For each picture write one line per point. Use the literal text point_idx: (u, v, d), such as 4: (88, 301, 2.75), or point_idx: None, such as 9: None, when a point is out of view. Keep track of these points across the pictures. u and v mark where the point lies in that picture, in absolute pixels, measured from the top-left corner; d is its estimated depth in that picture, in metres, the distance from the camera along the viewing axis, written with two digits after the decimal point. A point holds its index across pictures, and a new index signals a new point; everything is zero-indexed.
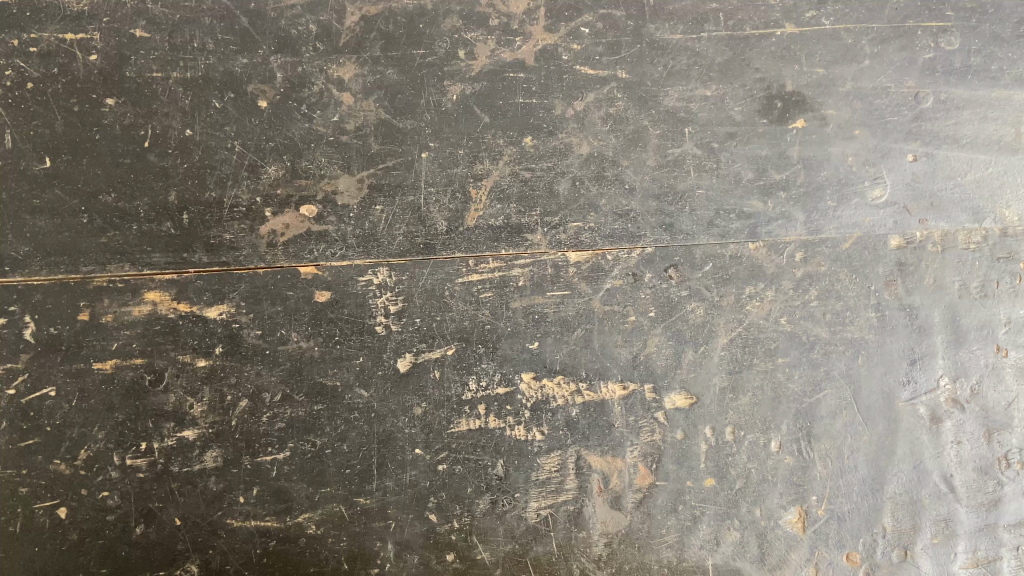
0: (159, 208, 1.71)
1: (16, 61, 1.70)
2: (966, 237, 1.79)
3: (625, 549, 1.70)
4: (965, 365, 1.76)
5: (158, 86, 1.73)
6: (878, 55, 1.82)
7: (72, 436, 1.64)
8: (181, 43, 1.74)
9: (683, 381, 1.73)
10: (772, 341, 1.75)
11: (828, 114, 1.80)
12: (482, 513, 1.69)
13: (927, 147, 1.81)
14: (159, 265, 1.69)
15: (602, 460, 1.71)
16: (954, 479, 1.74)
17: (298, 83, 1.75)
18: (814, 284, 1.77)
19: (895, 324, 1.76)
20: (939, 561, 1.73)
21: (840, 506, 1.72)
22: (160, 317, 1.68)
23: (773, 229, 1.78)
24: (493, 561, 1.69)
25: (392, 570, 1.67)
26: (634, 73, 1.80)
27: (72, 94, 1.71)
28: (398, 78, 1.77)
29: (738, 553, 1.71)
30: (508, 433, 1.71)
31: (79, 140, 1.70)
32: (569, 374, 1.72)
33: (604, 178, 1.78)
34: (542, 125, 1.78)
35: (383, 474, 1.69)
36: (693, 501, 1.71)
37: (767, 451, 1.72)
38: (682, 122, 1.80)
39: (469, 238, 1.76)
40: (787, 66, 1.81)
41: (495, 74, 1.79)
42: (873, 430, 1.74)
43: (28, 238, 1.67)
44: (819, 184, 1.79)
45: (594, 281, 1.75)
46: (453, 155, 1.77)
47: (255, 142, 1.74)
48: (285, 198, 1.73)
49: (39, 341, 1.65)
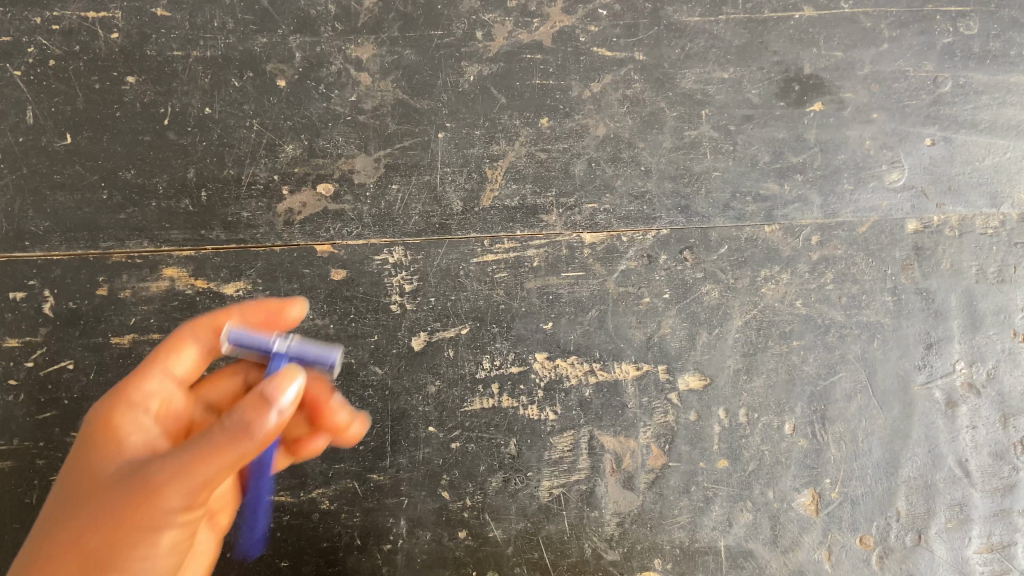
0: (178, 185, 1.73)
1: (38, 39, 1.76)
2: (984, 222, 1.79)
3: (637, 529, 1.67)
4: (982, 349, 1.75)
5: (178, 65, 1.77)
6: (898, 39, 1.85)
7: (90, 409, 1.64)
8: (201, 22, 1.79)
9: (697, 363, 1.72)
10: (787, 323, 1.75)
11: (846, 97, 1.82)
12: (494, 492, 1.67)
13: (946, 131, 1.82)
14: (178, 242, 1.71)
15: (615, 440, 1.69)
16: (969, 464, 1.72)
17: (316, 62, 1.78)
18: (830, 268, 1.77)
19: (912, 308, 1.76)
20: (953, 546, 1.69)
21: (854, 490, 1.70)
22: (177, 293, 1.68)
23: (790, 212, 1.79)
24: (504, 539, 1.66)
25: (404, 546, 1.65)
26: (651, 56, 1.83)
27: (93, 72, 1.75)
28: (415, 58, 1.80)
29: (751, 535, 1.68)
30: (522, 412, 1.70)
31: (100, 118, 1.74)
32: (582, 354, 1.71)
33: (620, 159, 1.79)
34: (559, 106, 1.80)
35: (397, 451, 1.67)
36: (705, 482, 1.69)
37: (781, 433, 1.71)
38: (699, 104, 1.82)
39: (484, 218, 1.76)
40: (805, 49, 1.83)
41: (512, 55, 1.81)
42: (887, 413, 1.73)
43: (49, 214, 1.70)
44: (836, 167, 1.81)
45: (609, 263, 1.76)
46: (470, 135, 1.78)
47: (273, 122, 1.76)
48: (302, 176, 1.75)
49: (59, 315, 1.66)
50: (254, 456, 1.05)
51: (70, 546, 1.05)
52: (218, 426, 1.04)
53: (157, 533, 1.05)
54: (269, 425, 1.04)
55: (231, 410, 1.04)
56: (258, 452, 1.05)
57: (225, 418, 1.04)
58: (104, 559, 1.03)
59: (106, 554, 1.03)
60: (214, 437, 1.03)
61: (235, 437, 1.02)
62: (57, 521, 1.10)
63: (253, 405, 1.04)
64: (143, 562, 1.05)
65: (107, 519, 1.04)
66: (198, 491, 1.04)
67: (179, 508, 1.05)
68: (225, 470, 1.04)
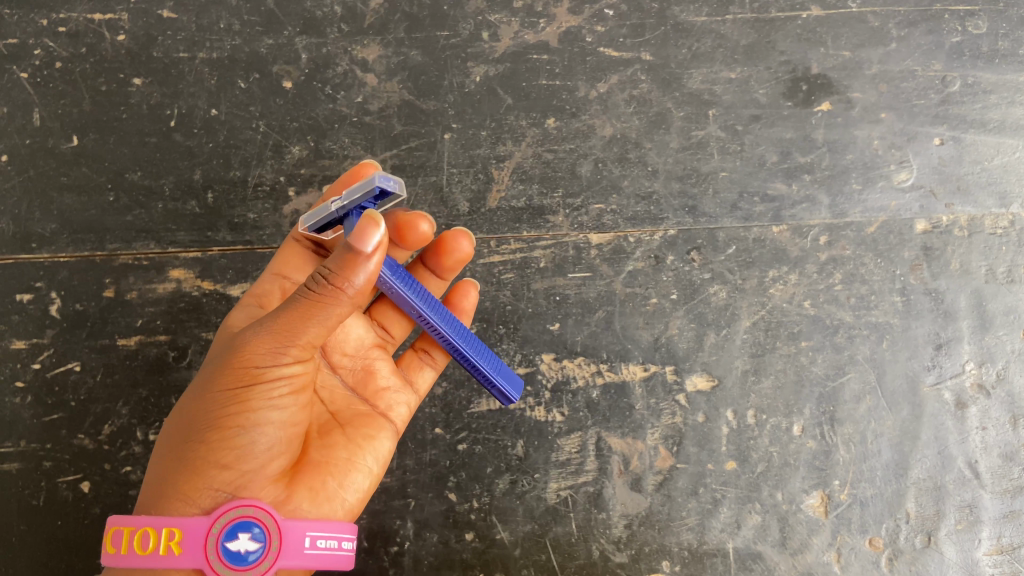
0: (184, 186, 1.73)
1: (45, 41, 1.79)
2: (994, 221, 1.78)
3: (645, 532, 1.64)
4: (992, 350, 1.73)
5: (184, 66, 1.79)
6: (905, 38, 1.87)
7: (97, 411, 1.62)
8: (207, 24, 1.81)
9: (705, 364, 1.71)
10: (795, 324, 1.74)
11: (854, 96, 1.84)
12: (502, 493, 1.65)
13: (954, 130, 1.83)
14: (184, 243, 1.70)
15: (622, 442, 1.68)
16: (978, 465, 1.69)
17: (323, 64, 1.80)
18: (839, 269, 1.76)
19: (921, 308, 1.75)
20: (963, 548, 1.65)
21: (863, 491, 1.68)
22: (184, 295, 1.67)
23: (798, 212, 1.78)
24: (512, 540, 1.63)
25: (412, 548, 1.62)
26: (658, 56, 1.85)
27: (100, 74, 1.78)
28: (421, 59, 1.81)
29: (760, 537, 1.65)
30: (529, 414, 1.69)
31: (107, 119, 1.76)
32: (590, 355, 1.70)
33: (627, 160, 1.79)
34: (565, 107, 1.81)
35: (404, 453, 1.66)
36: (713, 484, 1.67)
37: (790, 435, 1.70)
38: (706, 104, 1.83)
39: (491, 219, 1.75)
40: (812, 48, 1.86)
41: (518, 56, 1.83)
42: (897, 414, 1.71)
43: (55, 216, 1.70)
44: (844, 167, 1.81)
45: (616, 263, 1.75)
46: (476, 136, 1.78)
47: (280, 123, 1.77)
48: (308, 177, 1.74)
49: (66, 317, 1.66)
50: (348, 306, 1.07)
51: (186, 429, 1.13)
52: (308, 283, 1.07)
53: (261, 403, 1.11)
54: (357, 277, 1.05)
55: (318, 268, 1.07)
56: (353, 298, 1.07)
57: (316, 272, 1.07)
58: (212, 432, 1.11)
59: (215, 427, 1.10)
60: (304, 293, 1.06)
61: (326, 292, 1.05)
62: (176, 414, 1.18)
63: (345, 261, 1.04)
64: (252, 431, 1.11)
65: (217, 392, 1.12)
66: (296, 349, 1.10)
67: (282, 372, 1.11)
68: (316, 326, 1.08)
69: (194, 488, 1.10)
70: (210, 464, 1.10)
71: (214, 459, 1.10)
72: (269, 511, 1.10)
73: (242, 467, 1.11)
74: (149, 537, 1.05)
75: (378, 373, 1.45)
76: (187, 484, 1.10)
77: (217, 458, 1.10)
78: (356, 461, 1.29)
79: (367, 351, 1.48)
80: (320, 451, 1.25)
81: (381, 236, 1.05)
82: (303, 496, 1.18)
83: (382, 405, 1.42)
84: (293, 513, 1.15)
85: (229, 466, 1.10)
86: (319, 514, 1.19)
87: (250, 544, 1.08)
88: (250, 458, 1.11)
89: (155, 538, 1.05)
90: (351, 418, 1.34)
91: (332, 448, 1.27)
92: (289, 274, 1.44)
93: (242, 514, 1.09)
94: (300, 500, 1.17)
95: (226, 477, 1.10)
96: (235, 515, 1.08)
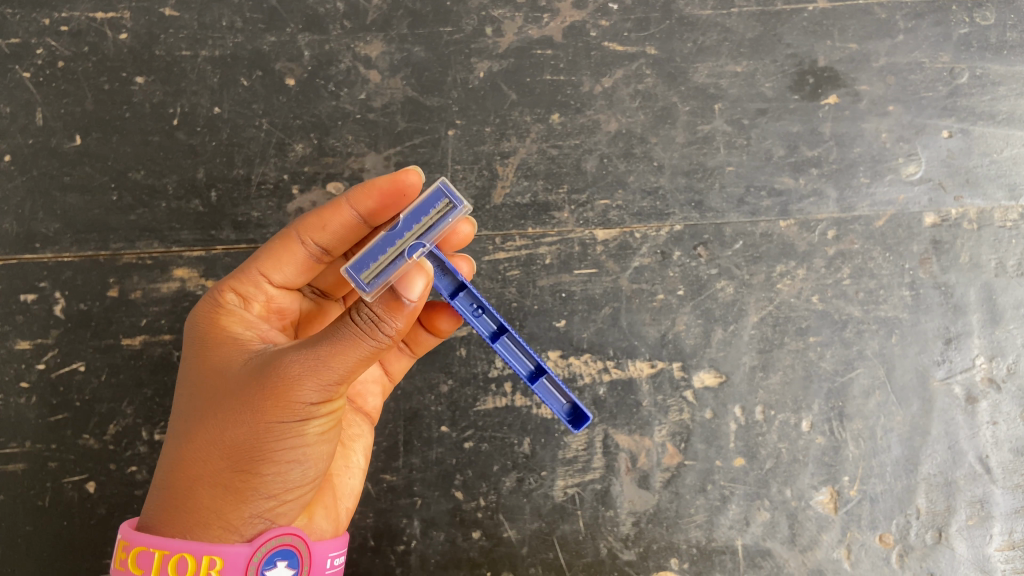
0: (187, 185, 1.72)
1: (47, 40, 1.78)
2: (1003, 214, 1.77)
3: (653, 529, 1.63)
4: (1002, 344, 1.72)
5: (186, 64, 1.78)
6: (913, 30, 1.85)
7: (101, 411, 1.62)
8: (209, 22, 1.80)
9: (713, 360, 1.70)
10: (803, 319, 1.73)
11: (861, 89, 1.83)
12: (509, 491, 1.64)
13: (963, 123, 1.81)
14: (187, 242, 1.69)
15: (629, 439, 1.66)
16: (989, 461, 1.68)
17: (326, 61, 1.79)
18: (847, 263, 1.75)
19: (930, 302, 1.74)
20: (974, 544, 1.64)
21: (873, 487, 1.67)
22: (188, 294, 1.66)
23: (806, 206, 1.77)
24: (519, 539, 1.62)
25: (418, 547, 1.62)
26: (663, 50, 1.83)
27: (102, 73, 1.77)
28: (425, 55, 1.80)
29: (769, 534, 1.64)
30: (535, 411, 1.67)
31: (110, 118, 1.75)
32: (596, 352, 1.69)
33: (632, 155, 1.78)
34: (570, 102, 1.80)
35: (410, 452, 1.65)
36: (722, 480, 1.66)
37: (798, 431, 1.68)
38: (712, 98, 1.82)
39: (496, 216, 1.74)
40: (819, 41, 1.84)
41: (522, 51, 1.81)
42: (907, 410, 1.69)
43: (59, 216, 1.70)
44: (851, 160, 1.80)
45: (622, 259, 1.73)
46: (480, 132, 1.77)
47: (283, 121, 1.76)
48: (312, 175, 1.73)
49: (70, 317, 1.65)
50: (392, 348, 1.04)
51: (216, 453, 1.10)
52: (354, 321, 1.02)
53: (306, 438, 1.10)
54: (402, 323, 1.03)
55: (362, 305, 1.02)
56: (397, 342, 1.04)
57: (361, 306, 1.03)
58: (258, 461, 1.08)
59: (255, 457, 1.08)
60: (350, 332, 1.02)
61: (376, 336, 1.01)
62: (192, 430, 1.13)
63: (395, 308, 1.01)
64: (302, 465, 1.11)
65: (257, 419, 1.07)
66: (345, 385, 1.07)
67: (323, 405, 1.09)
68: (360, 365, 1.05)
69: (237, 517, 1.09)
70: (256, 495, 1.09)
71: (261, 489, 1.09)
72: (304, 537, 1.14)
73: (284, 496, 1.12)
74: (189, 565, 1.06)
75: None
76: (229, 512, 1.09)
77: (264, 489, 1.09)
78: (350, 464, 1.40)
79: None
80: None
81: (426, 284, 1.03)
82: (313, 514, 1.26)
83: (356, 398, 1.46)
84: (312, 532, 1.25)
85: (274, 495, 1.11)
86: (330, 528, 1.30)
87: (285, 571, 1.13)
88: (292, 486, 1.12)
89: (194, 568, 1.06)
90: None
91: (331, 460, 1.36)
92: (274, 273, 1.32)
93: (281, 543, 1.12)
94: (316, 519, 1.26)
95: (270, 506, 1.11)
96: (276, 544, 1.11)
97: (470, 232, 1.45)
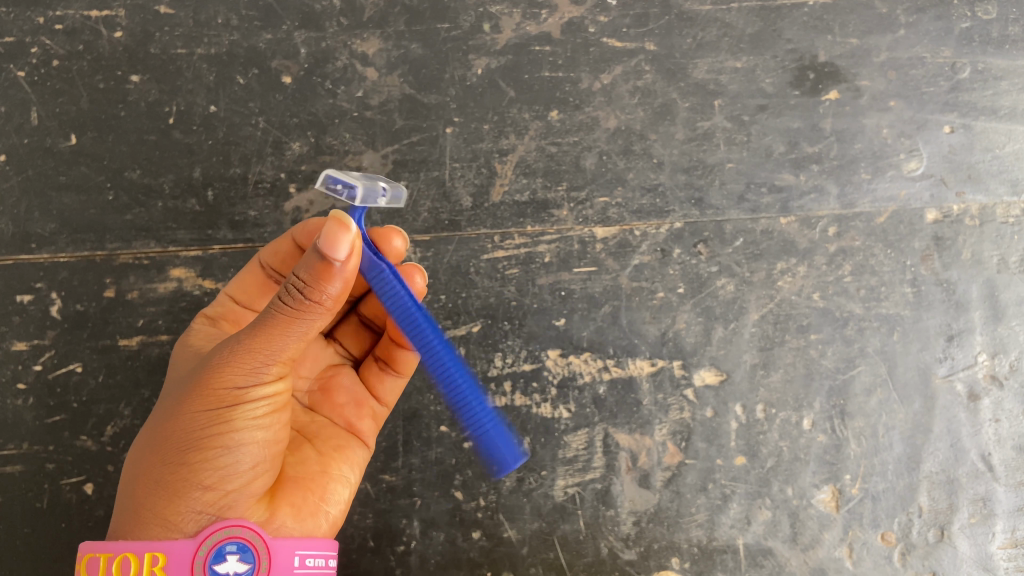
0: (184, 184, 1.71)
1: (42, 39, 1.77)
2: (1005, 210, 1.76)
3: (654, 528, 1.63)
4: (1005, 341, 1.71)
5: (182, 62, 1.77)
6: (913, 24, 1.84)
7: (99, 412, 1.61)
8: (205, 20, 1.79)
9: (714, 358, 1.69)
10: (804, 317, 1.72)
11: (862, 84, 1.81)
12: (509, 491, 1.63)
13: (964, 118, 1.80)
14: (184, 241, 1.68)
15: (629, 438, 1.66)
16: (992, 458, 1.67)
17: (322, 58, 1.78)
18: (848, 260, 1.74)
19: (932, 299, 1.72)
20: (977, 542, 1.63)
21: (875, 485, 1.66)
22: (185, 294, 1.65)
23: (807, 203, 1.76)
24: (519, 539, 1.61)
25: (418, 548, 1.60)
26: (663, 46, 1.82)
27: (97, 71, 1.76)
28: (422, 52, 1.79)
29: (770, 533, 1.63)
30: (535, 410, 1.66)
31: (105, 117, 1.74)
32: (596, 351, 1.68)
33: (632, 152, 1.77)
34: (569, 99, 1.79)
35: (409, 451, 1.64)
36: (723, 479, 1.65)
37: (800, 429, 1.68)
38: (711, 94, 1.80)
39: (494, 214, 1.73)
40: (819, 36, 1.83)
41: (520, 47, 1.80)
42: (908, 407, 1.68)
43: (55, 216, 1.68)
44: (853, 156, 1.78)
45: (622, 257, 1.72)
46: (478, 130, 1.76)
47: (280, 119, 1.75)
48: (309, 174, 1.72)
49: (67, 317, 1.64)
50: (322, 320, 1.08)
51: (160, 452, 1.13)
52: (278, 299, 1.07)
53: (240, 424, 1.10)
54: (332, 286, 1.06)
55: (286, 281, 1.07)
56: (324, 311, 1.08)
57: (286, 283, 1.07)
58: (194, 452, 1.10)
59: (192, 449, 1.10)
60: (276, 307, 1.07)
61: (300, 306, 1.06)
62: (144, 439, 1.18)
63: (320, 271, 1.04)
64: (235, 451, 1.10)
65: (191, 411, 1.11)
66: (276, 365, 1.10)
67: (259, 389, 1.11)
68: (286, 342, 1.08)
69: (176, 514, 1.10)
70: (192, 486, 1.10)
71: (198, 481, 1.10)
72: (258, 532, 1.13)
73: (226, 488, 1.11)
74: (133, 563, 1.09)
75: (335, 389, 1.45)
76: (169, 510, 1.11)
77: (200, 481, 1.10)
78: (330, 471, 1.33)
79: (327, 369, 1.48)
80: (296, 467, 1.28)
81: (352, 243, 1.05)
82: (285, 514, 1.20)
83: (343, 420, 1.43)
84: (278, 531, 1.17)
85: (212, 486, 1.11)
86: (301, 532, 1.21)
87: (239, 566, 1.11)
88: (234, 476, 1.12)
89: (137, 565, 1.08)
90: (316, 432, 1.37)
91: (304, 465, 1.29)
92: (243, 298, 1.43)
93: (230, 536, 1.11)
94: (283, 518, 1.19)
95: (209, 499, 1.11)
96: (223, 536, 1.11)
97: (404, 245, 1.48)
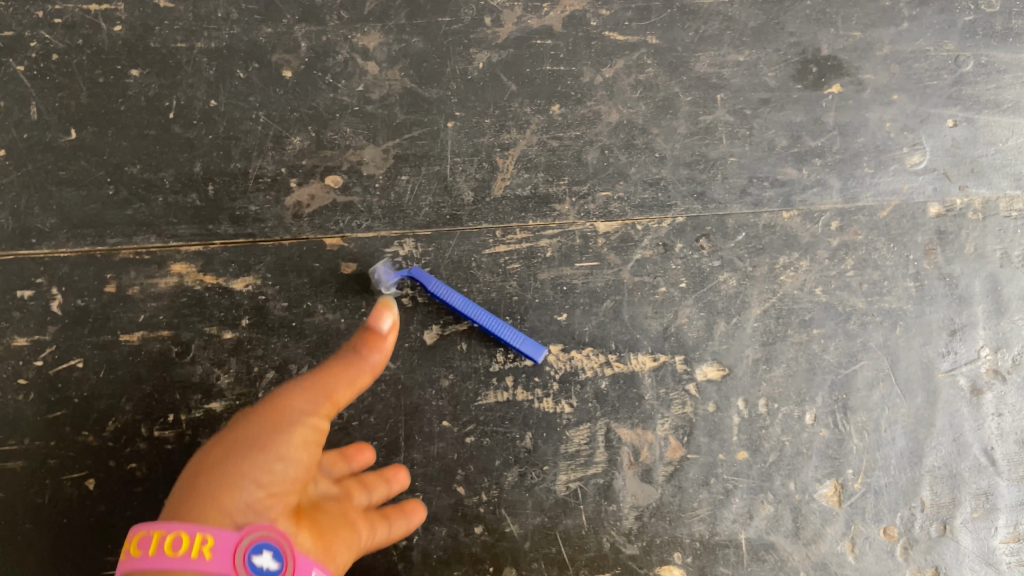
0: (184, 178, 1.71)
1: (41, 33, 1.76)
2: (1008, 204, 1.75)
3: (656, 523, 1.63)
4: (1007, 335, 1.71)
5: (182, 57, 1.76)
6: (916, 18, 1.83)
7: (100, 407, 1.61)
8: (205, 14, 1.78)
9: (715, 352, 1.69)
10: (807, 311, 1.71)
11: (865, 78, 1.81)
12: (510, 486, 1.63)
13: (968, 112, 1.79)
14: (185, 236, 1.68)
15: (632, 433, 1.66)
16: (994, 453, 1.67)
17: (323, 52, 1.77)
18: (851, 254, 1.74)
19: (935, 293, 1.72)
20: (979, 536, 1.64)
21: (878, 480, 1.65)
22: (186, 289, 1.66)
23: (809, 197, 1.76)
24: (521, 534, 1.61)
25: (420, 543, 1.60)
26: (665, 39, 1.81)
27: (97, 65, 1.75)
28: (423, 46, 1.78)
29: (772, 528, 1.63)
30: (537, 405, 1.66)
31: (105, 112, 1.73)
32: (598, 346, 1.68)
33: (633, 146, 1.76)
34: (571, 93, 1.78)
35: (411, 447, 1.63)
36: (725, 474, 1.65)
37: (802, 423, 1.67)
38: (714, 88, 1.80)
39: (496, 208, 1.73)
40: (822, 29, 1.82)
41: (522, 41, 1.79)
42: (911, 402, 1.68)
43: (55, 211, 1.68)
44: (855, 150, 1.78)
45: (624, 252, 1.72)
46: (480, 124, 1.76)
47: (280, 113, 1.74)
48: (310, 168, 1.72)
49: (67, 313, 1.63)
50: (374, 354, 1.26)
51: (214, 453, 1.17)
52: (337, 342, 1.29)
53: (290, 435, 1.20)
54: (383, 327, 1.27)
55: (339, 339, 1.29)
56: (372, 360, 1.26)
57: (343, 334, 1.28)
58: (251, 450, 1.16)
59: (249, 447, 1.16)
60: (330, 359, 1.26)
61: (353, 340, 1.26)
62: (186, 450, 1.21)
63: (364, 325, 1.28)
64: (286, 460, 1.19)
65: (251, 421, 1.20)
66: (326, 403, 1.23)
67: (306, 411, 1.22)
68: (346, 368, 1.24)
69: (227, 503, 1.11)
70: (244, 478, 1.13)
71: (252, 475, 1.14)
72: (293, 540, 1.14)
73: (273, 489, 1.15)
74: (180, 536, 1.05)
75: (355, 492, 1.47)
76: (219, 499, 1.11)
77: (253, 475, 1.14)
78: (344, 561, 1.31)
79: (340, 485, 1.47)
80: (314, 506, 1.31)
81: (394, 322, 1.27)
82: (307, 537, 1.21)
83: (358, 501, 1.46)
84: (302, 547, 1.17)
85: (263, 486, 1.14)
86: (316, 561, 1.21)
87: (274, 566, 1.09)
88: (280, 483, 1.17)
89: (185, 539, 1.04)
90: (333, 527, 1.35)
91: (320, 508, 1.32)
92: None
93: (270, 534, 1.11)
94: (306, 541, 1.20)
95: (258, 495, 1.13)
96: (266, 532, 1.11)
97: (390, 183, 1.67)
